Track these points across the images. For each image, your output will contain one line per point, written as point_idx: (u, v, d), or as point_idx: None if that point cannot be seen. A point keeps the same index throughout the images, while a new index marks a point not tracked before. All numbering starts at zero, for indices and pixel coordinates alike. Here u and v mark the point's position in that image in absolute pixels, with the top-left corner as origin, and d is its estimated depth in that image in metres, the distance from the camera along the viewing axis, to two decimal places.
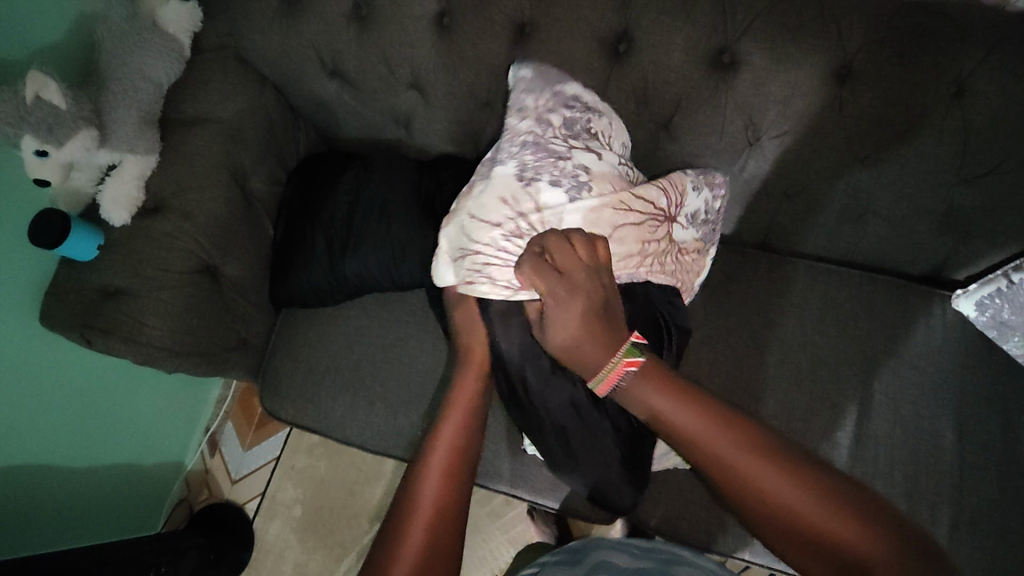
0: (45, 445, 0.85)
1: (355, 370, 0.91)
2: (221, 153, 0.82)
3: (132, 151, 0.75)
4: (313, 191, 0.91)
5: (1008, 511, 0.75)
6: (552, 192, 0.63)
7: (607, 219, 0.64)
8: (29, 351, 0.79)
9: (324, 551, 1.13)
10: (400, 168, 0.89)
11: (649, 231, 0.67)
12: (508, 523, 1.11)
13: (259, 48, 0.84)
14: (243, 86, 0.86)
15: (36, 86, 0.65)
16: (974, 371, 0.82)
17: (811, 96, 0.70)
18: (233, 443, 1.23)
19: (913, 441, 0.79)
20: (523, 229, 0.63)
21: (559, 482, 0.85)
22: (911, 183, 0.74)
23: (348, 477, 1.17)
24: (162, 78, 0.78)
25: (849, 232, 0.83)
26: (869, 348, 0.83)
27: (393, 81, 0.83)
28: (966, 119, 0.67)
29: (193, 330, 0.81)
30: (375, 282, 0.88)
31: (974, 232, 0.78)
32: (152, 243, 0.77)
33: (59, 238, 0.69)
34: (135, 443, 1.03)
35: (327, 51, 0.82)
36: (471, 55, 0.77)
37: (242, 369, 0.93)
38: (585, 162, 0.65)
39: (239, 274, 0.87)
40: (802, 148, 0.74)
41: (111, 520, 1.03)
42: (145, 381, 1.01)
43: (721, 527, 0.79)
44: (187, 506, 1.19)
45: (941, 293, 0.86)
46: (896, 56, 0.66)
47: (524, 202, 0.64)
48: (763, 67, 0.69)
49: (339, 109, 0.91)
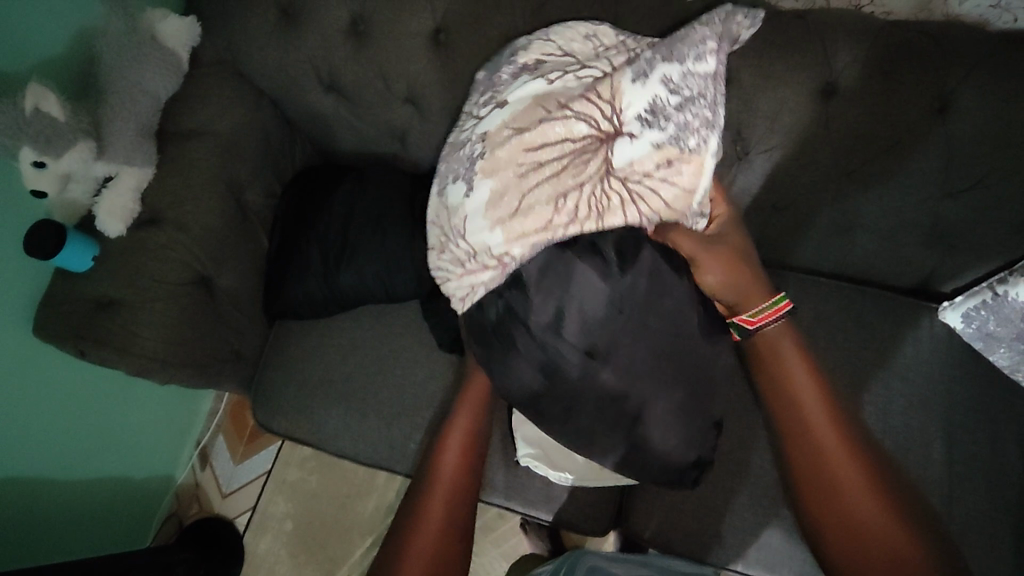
0: (36, 457, 0.85)
1: (348, 382, 0.91)
2: (218, 165, 0.83)
3: (130, 163, 0.75)
4: (307, 203, 0.92)
5: (996, 521, 0.76)
6: (455, 187, 0.62)
7: (512, 187, 0.58)
8: (22, 362, 0.79)
9: (315, 567, 1.12)
10: (395, 181, 0.90)
11: (565, 178, 0.57)
12: (501, 537, 1.10)
13: (256, 63, 0.85)
14: (240, 100, 0.87)
15: (36, 97, 0.66)
16: (962, 382, 0.83)
17: (799, 111, 0.71)
18: (224, 457, 1.21)
19: (902, 452, 0.80)
20: (444, 237, 0.64)
21: (552, 494, 0.85)
22: (897, 198, 0.76)
23: (340, 491, 1.17)
24: (160, 91, 0.79)
25: (837, 245, 0.85)
26: (858, 360, 0.85)
27: (389, 96, 0.85)
28: (950, 134, 0.69)
29: (187, 341, 0.81)
30: (370, 294, 0.89)
31: (959, 245, 0.79)
32: (147, 255, 0.77)
33: (55, 249, 0.70)
34: (125, 456, 1.02)
35: (324, 66, 0.83)
36: (467, 71, 0.78)
37: (235, 381, 0.93)
38: (492, 130, 0.59)
39: (234, 286, 0.88)
40: (791, 163, 0.76)
41: (100, 535, 1.02)
42: (137, 394, 1.01)
43: (713, 538, 0.79)
44: (176, 520, 1.17)
45: (929, 305, 0.88)
46: (881, 73, 0.67)
47: (440, 208, 0.64)
48: (751, 84, 0.71)
49: (335, 123, 0.92)
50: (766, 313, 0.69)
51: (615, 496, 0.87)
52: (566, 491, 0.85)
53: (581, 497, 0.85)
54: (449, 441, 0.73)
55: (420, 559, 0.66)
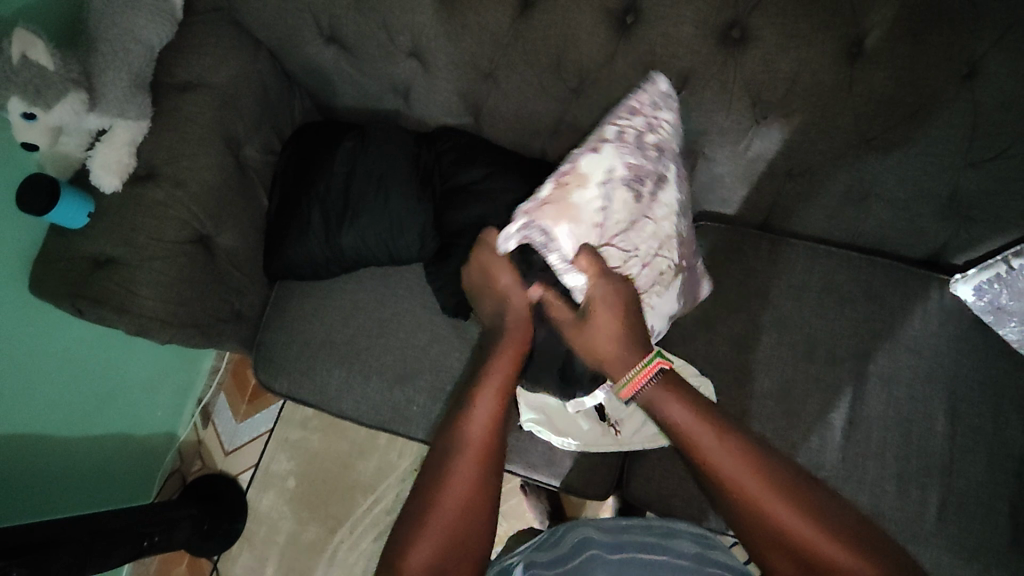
0: (39, 414, 0.85)
1: (350, 344, 0.90)
2: (215, 120, 0.80)
3: (124, 115, 0.73)
4: (307, 159, 0.89)
5: (996, 494, 0.76)
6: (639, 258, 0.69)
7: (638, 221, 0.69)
8: (19, 318, 0.78)
9: (318, 523, 1.14)
10: (398, 137, 0.87)
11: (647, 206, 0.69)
12: (501, 497, 1.12)
13: (253, 12, 0.81)
14: (235, 50, 0.83)
15: (22, 44, 0.63)
16: (969, 355, 0.82)
17: (822, 72, 0.68)
18: (225, 415, 1.22)
19: (906, 424, 0.79)
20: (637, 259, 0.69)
21: (555, 460, 0.86)
22: (915, 165, 0.74)
23: (341, 451, 1.17)
24: (154, 40, 0.76)
25: (851, 214, 0.83)
26: (867, 331, 0.83)
27: (392, 49, 0.81)
28: (978, 100, 0.66)
29: (188, 301, 0.79)
30: (373, 255, 0.87)
31: (977, 216, 0.77)
32: (143, 211, 0.75)
33: (50, 203, 0.67)
34: (125, 413, 1.02)
35: (325, 16, 0.80)
36: (474, 23, 0.75)
37: (236, 341, 0.92)
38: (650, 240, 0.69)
39: (232, 245, 0.86)
40: (810, 127, 0.73)
41: (103, 491, 1.03)
42: (135, 351, 1.00)
43: (714, 506, 0.80)
44: (180, 476, 1.19)
45: (940, 277, 0.86)
46: (911, 34, 0.64)
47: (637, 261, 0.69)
48: (772, 43, 0.67)
49: (337, 77, 0.88)
50: (631, 386, 0.65)
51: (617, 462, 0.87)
52: (569, 457, 0.86)
53: (583, 462, 0.85)
54: (486, 389, 0.65)
55: (444, 522, 0.56)
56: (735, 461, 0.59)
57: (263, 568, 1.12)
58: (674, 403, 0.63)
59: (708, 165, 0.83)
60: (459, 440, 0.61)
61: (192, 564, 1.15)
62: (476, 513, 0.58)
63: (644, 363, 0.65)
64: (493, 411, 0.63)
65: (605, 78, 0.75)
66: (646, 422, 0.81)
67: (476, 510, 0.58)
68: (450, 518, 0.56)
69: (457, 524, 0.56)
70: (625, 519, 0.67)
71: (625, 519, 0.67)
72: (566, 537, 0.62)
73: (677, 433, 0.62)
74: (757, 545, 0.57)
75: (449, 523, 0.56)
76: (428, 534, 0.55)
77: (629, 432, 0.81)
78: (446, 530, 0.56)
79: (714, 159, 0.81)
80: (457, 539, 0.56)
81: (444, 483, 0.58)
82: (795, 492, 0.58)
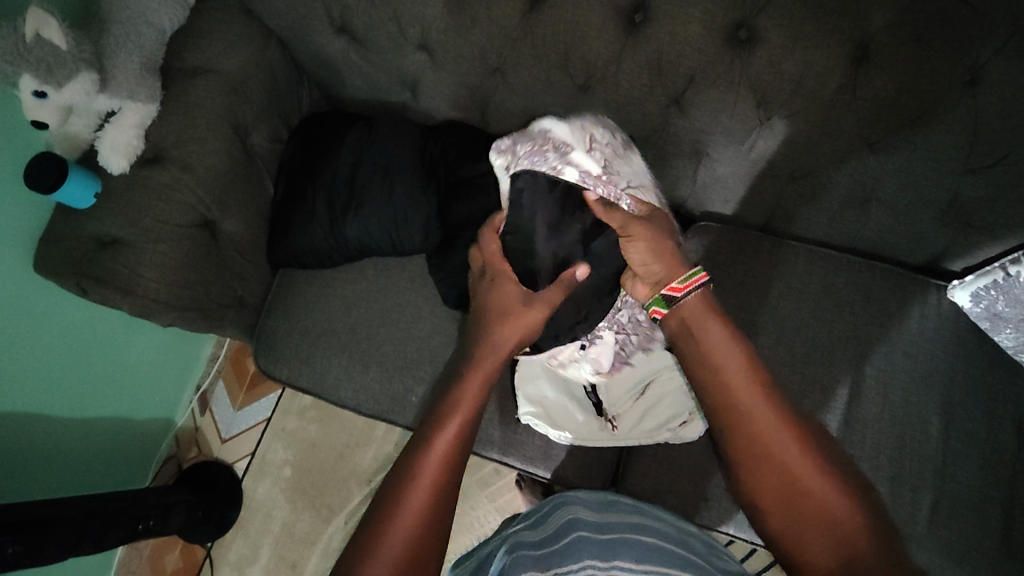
0: (39, 395, 0.85)
1: (351, 333, 0.91)
2: (223, 106, 0.80)
3: (133, 98, 0.73)
4: (313, 148, 0.89)
5: (987, 498, 0.77)
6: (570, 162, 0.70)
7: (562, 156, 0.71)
8: (23, 297, 0.78)
9: (312, 512, 1.14)
10: (403, 129, 0.88)
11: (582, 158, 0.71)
12: (496, 491, 1.13)
13: (265, 0, 0.82)
14: (246, 37, 0.84)
15: (37, 23, 0.64)
16: (964, 360, 0.83)
17: (826, 75, 0.69)
18: (224, 402, 1.22)
19: (900, 426, 0.80)
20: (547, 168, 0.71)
21: (551, 453, 0.86)
22: (917, 168, 0.74)
23: (338, 441, 1.18)
24: (165, 24, 0.77)
25: (852, 217, 0.84)
26: (864, 333, 0.84)
27: (402, 41, 0.82)
28: (980, 107, 0.67)
29: (192, 285, 0.80)
30: (375, 244, 0.88)
31: (976, 223, 0.78)
32: (149, 194, 0.75)
33: (59, 182, 0.68)
34: (123, 396, 1.02)
35: (336, 6, 0.80)
36: (484, 17, 0.75)
37: (237, 327, 0.93)
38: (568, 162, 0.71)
39: (237, 230, 0.86)
40: (814, 128, 0.74)
41: (99, 474, 1.03)
42: (136, 336, 1.00)
43: (707, 502, 0.81)
44: (175, 463, 1.18)
45: (938, 283, 0.87)
46: (915, 39, 0.65)
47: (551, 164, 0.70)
48: (779, 44, 0.68)
49: (345, 68, 0.89)
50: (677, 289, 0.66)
51: (613, 457, 0.87)
52: (565, 450, 0.86)
53: (579, 456, 0.86)
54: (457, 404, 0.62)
55: (402, 529, 0.54)
56: (781, 430, 0.58)
57: (257, 556, 1.13)
58: (732, 356, 0.62)
59: (711, 164, 0.83)
60: (425, 454, 0.59)
61: (186, 549, 1.15)
62: (433, 524, 0.55)
63: (687, 275, 0.67)
64: (458, 427, 0.61)
65: (613, 76, 0.76)
66: (644, 417, 0.80)
67: (429, 533, 0.55)
68: (405, 541, 0.54)
69: (414, 534, 0.54)
70: (602, 497, 0.68)
71: (604, 500, 0.67)
72: (553, 519, 0.63)
73: (726, 393, 0.61)
74: (768, 498, 0.57)
75: (407, 533, 0.54)
76: (385, 543, 0.53)
77: (626, 428, 0.81)
78: (401, 541, 0.54)
79: (718, 159, 0.82)
80: (412, 563, 0.53)
81: (403, 496, 0.56)
82: (829, 475, 0.57)
